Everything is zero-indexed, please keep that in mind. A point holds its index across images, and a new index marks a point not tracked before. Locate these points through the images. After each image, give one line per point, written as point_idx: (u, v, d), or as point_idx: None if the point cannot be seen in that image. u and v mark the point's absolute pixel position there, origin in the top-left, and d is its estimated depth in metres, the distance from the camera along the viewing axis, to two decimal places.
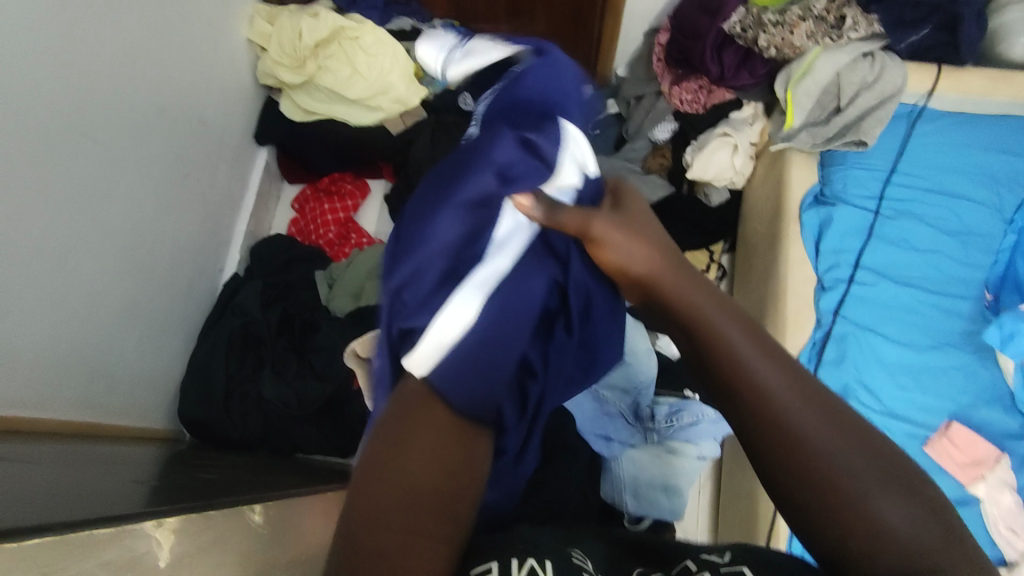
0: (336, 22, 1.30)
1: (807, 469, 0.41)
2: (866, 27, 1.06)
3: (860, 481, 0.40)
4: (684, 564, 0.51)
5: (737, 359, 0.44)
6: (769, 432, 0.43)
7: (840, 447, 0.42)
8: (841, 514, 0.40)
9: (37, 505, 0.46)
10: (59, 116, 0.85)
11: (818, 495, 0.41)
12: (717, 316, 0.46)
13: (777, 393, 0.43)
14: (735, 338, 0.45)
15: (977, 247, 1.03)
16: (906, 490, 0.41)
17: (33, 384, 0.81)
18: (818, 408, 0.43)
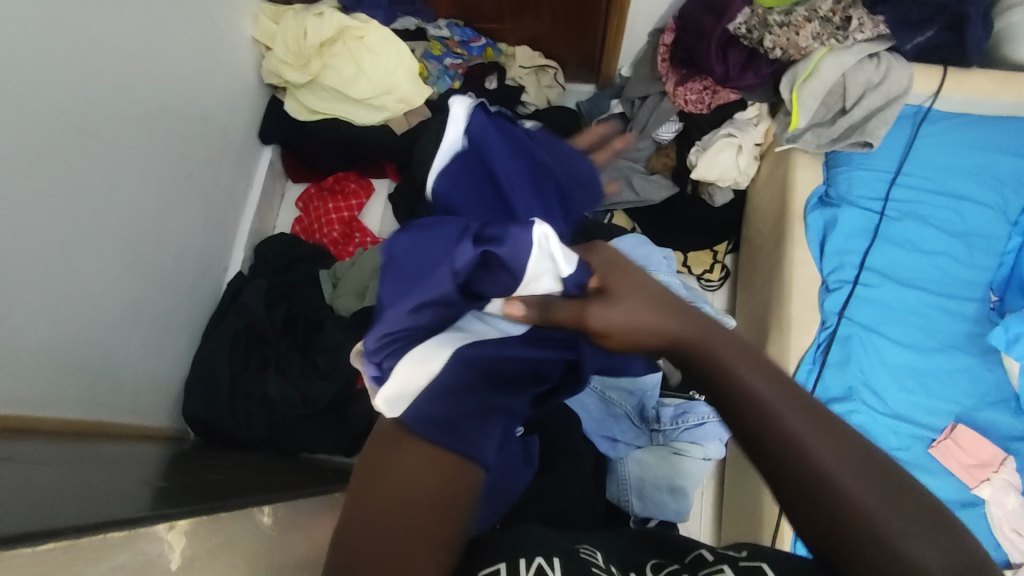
0: (340, 22, 1.28)
1: (823, 495, 0.46)
2: (872, 28, 1.05)
3: (882, 522, 0.44)
4: (700, 554, 0.52)
5: (762, 402, 0.48)
6: (799, 469, 0.46)
7: (867, 496, 0.45)
8: (856, 543, 0.45)
9: (47, 509, 0.46)
10: (62, 116, 0.84)
11: (841, 525, 0.45)
12: (753, 374, 0.49)
13: (806, 435, 0.47)
14: (763, 389, 0.48)
15: (983, 248, 1.03)
16: (928, 527, 0.45)
17: (37, 384, 0.82)
18: (839, 445, 0.47)
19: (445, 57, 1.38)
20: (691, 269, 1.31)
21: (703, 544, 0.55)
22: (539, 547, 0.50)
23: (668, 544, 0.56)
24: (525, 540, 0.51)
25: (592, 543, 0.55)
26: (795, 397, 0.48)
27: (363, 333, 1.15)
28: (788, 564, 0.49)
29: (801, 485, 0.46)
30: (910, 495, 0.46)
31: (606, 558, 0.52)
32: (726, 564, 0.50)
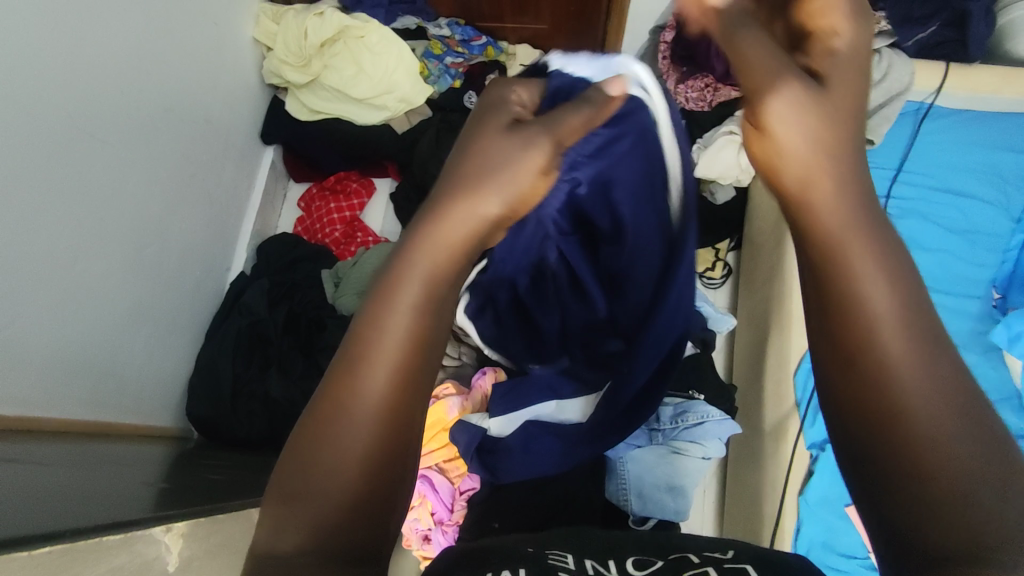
0: (340, 22, 1.30)
1: (931, 456, 0.34)
2: (874, 24, 1.05)
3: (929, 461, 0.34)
4: (684, 556, 0.51)
5: (882, 336, 0.37)
6: (902, 425, 0.35)
7: (988, 467, 0.34)
8: (943, 533, 0.33)
9: (47, 510, 0.47)
10: (66, 120, 0.85)
11: (916, 485, 0.34)
12: (887, 303, 0.38)
13: (912, 368, 0.36)
14: (886, 314, 0.38)
15: (986, 246, 1.02)
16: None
17: (42, 386, 0.82)
18: (968, 407, 0.35)
19: (446, 56, 1.38)
20: None
21: (687, 544, 0.54)
22: (505, 561, 0.48)
23: (647, 541, 0.56)
24: (504, 554, 0.50)
25: (560, 546, 0.54)
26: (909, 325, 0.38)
27: None
28: (768, 565, 0.48)
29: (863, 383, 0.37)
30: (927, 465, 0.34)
31: (577, 558, 0.51)
32: (711, 565, 0.48)
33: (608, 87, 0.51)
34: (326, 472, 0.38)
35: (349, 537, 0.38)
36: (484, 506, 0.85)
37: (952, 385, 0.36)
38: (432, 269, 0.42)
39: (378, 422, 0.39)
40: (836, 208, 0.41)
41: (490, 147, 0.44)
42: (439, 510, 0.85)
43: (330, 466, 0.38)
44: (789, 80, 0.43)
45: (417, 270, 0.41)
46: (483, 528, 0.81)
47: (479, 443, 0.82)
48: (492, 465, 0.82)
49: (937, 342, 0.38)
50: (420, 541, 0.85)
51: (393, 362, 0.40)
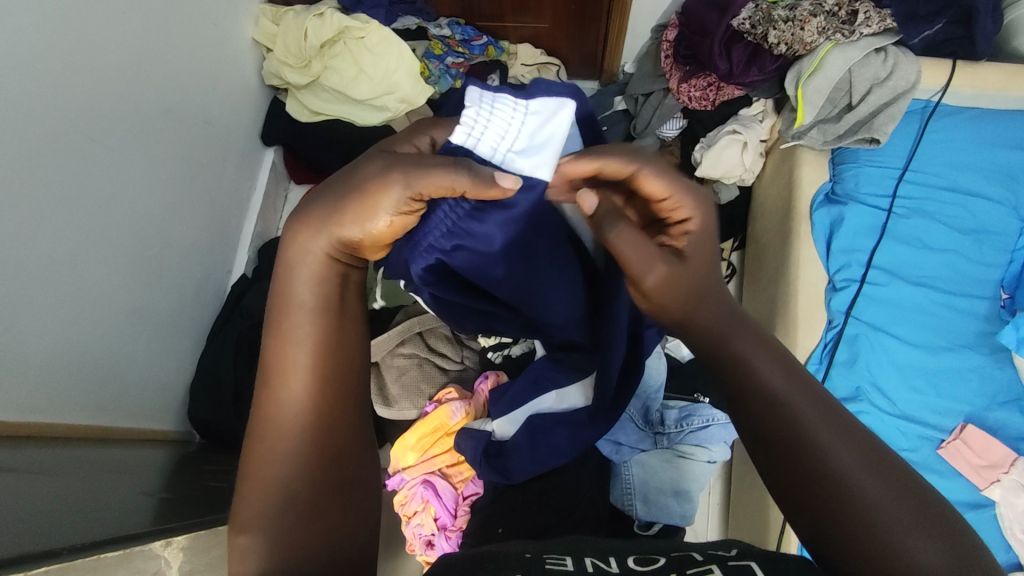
0: (340, 23, 1.28)
1: (837, 482, 0.42)
2: (879, 22, 1.03)
3: (841, 470, 0.43)
4: (688, 554, 0.50)
5: (773, 394, 0.46)
6: (807, 467, 0.44)
7: (880, 481, 0.42)
8: (864, 557, 0.41)
9: (47, 523, 0.47)
10: (65, 123, 0.84)
11: (831, 496, 0.42)
12: (762, 361, 0.48)
13: (805, 413, 0.45)
14: (777, 382, 0.47)
15: (993, 245, 1.01)
16: (936, 526, 0.41)
17: (41, 392, 0.81)
18: (844, 431, 0.45)
19: (447, 56, 1.37)
20: None
21: (687, 547, 0.54)
22: (507, 566, 0.48)
23: (646, 545, 0.55)
24: (506, 560, 0.49)
25: (559, 550, 0.54)
26: (786, 367, 0.48)
27: None
28: (775, 563, 0.48)
29: (768, 423, 0.46)
30: (833, 479, 0.43)
31: (575, 560, 0.51)
32: (714, 564, 0.48)
33: (497, 179, 0.46)
34: (281, 476, 0.47)
35: (332, 535, 0.48)
36: (485, 512, 0.83)
37: (824, 402, 0.46)
38: (317, 274, 0.48)
39: (304, 419, 0.48)
40: (697, 313, 0.50)
41: (350, 176, 0.46)
42: (443, 516, 0.85)
43: (278, 467, 0.48)
44: (661, 258, 0.49)
45: (303, 276, 0.48)
46: (487, 534, 0.80)
47: (484, 449, 0.81)
48: (502, 468, 0.79)
49: (802, 377, 0.48)
50: (423, 546, 0.85)
51: (304, 366, 0.48)
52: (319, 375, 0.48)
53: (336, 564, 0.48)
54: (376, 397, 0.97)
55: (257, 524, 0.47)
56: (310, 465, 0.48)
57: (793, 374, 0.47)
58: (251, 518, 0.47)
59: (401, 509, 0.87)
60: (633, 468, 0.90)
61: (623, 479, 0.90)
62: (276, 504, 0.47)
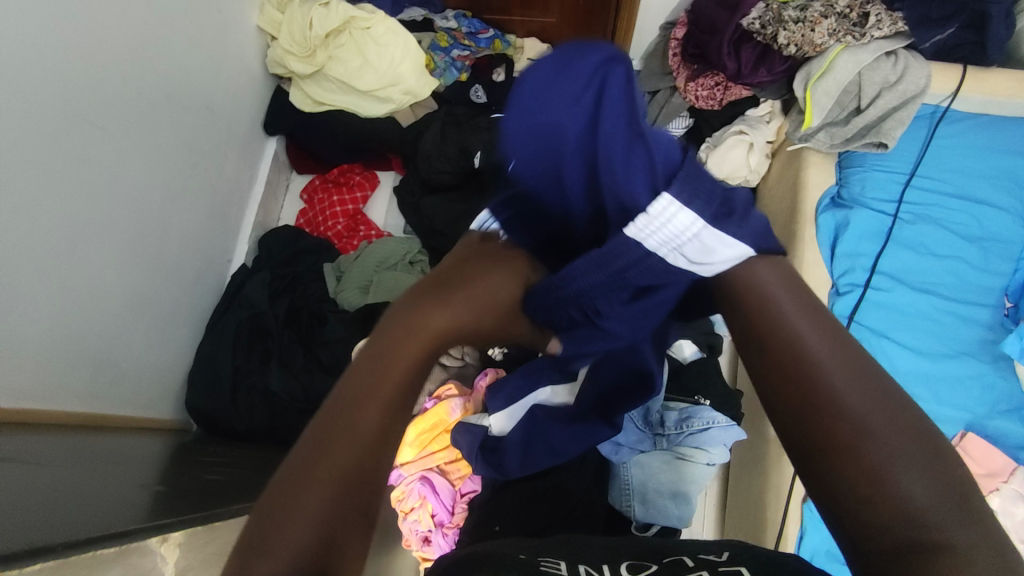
0: (346, 12, 1.28)
1: (823, 398, 0.34)
2: (890, 25, 1.02)
3: (847, 398, 0.33)
4: (681, 559, 0.50)
5: (769, 308, 0.38)
6: (799, 394, 0.35)
7: (880, 407, 0.33)
8: (856, 491, 0.31)
9: (39, 518, 0.46)
10: (65, 109, 0.83)
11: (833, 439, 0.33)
12: (776, 291, 0.39)
13: (809, 336, 0.36)
14: (785, 303, 0.38)
15: (999, 253, 1.00)
16: (936, 461, 0.31)
17: (37, 379, 0.81)
18: (849, 361, 0.35)
19: (453, 49, 1.36)
20: None
21: (683, 549, 0.53)
22: (500, 567, 0.48)
23: (639, 547, 0.54)
24: (498, 563, 0.48)
25: (555, 552, 0.53)
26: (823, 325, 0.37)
27: (366, 330, 1.15)
28: (766, 565, 0.47)
29: (770, 363, 0.37)
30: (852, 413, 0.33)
31: (570, 563, 0.50)
32: (706, 570, 0.48)
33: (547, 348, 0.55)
34: (319, 536, 0.32)
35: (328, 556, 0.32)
36: (485, 508, 0.82)
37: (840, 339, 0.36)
38: (425, 352, 0.39)
39: (361, 452, 0.34)
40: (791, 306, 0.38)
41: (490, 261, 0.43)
42: (440, 513, 0.84)
43: (308, 513, 0.32)
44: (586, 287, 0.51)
45: (426, 331, 0.38)
46: (484, 532, 0.78)
47: (481, 442, 0.80)
48: (498, 464, 0.78)
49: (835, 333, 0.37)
50: (420, 543, 0.84)
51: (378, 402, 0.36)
52: (396, 397, 0.37)
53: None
54: None
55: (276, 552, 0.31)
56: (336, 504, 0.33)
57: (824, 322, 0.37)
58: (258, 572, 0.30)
59: (398, 504, 0.84)
60: (634, 469, 0.90)
61: (625, 476, 0.90)
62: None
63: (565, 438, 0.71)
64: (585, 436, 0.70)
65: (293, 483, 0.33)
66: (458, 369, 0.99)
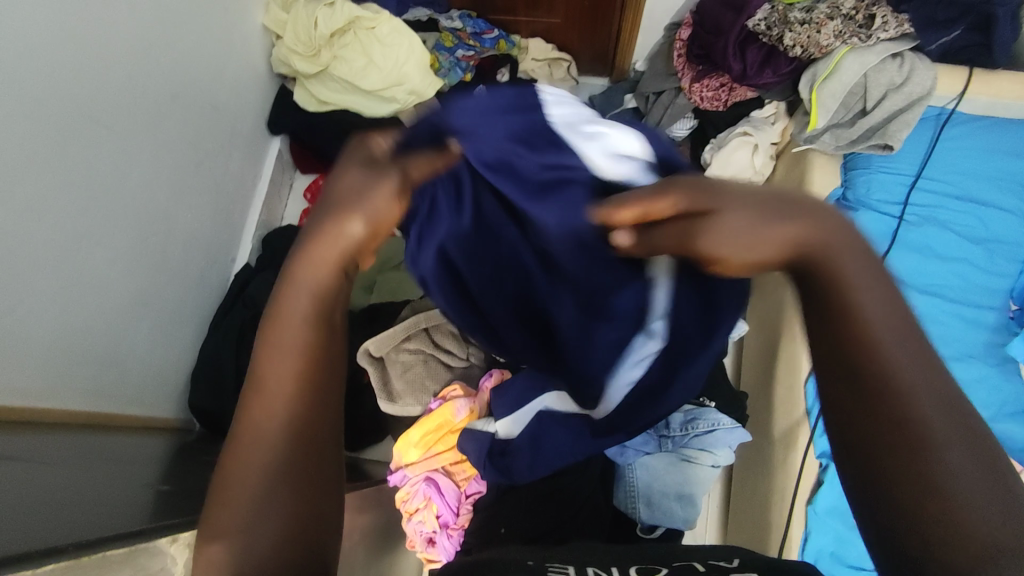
0: (351, 12, 1.28)
1: (895, 406, 0.37)
2: (896, 27, 1.02)
3: (924, 413, 0.36)
4: (690, 565, 0.50)
5: (856, 305, 0.39)
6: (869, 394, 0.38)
7: (954, 426, 0.36)
8: (901, 490, 0.37)
9: (48, 517, 0.47)
10: (71, 108, 0.83)
11: (900, 443, 0.37)
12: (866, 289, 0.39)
13: (888, 339, 0.38)
14: (866, 302, 0.39)
15: (1004, 255, 1.00)
16: (993, 475, 0.36)
17: (42, 377, 0.81)
18: (929, 368, 0.38)
19: (457, 49, 1.35)
20: None
21: (690, 555, 0.53)
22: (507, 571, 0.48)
23: (645, 552, 0.54)
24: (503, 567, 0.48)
25: (563, 556, 0.53)
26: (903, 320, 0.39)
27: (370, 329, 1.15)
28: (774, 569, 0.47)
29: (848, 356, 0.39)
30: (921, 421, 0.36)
31: (579, 568, 0.51)
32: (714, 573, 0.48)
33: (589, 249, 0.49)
34: (266, 480, 0.43)
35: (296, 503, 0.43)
36: (491, 510, 0.84)
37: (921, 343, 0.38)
38: (317, 296, 0.45)
39: (289, 411, 0.44)
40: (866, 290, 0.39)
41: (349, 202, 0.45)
42: (445, 513, 0.82)
43: (261, 463, 0.43)
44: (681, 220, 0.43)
45: (314, 281, 0.45)
46: (490, 533, 0.81)
47: (489, 448, 0.81)
48: (506, 468, 0.79)
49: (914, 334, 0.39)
50: (424, 543, 0.81)
51: (290, 372, 0.44)
52: (307, 359, 0.44)
53: (293, 526, 0.43)
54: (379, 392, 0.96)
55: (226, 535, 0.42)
56: (282, 458, 0.43)
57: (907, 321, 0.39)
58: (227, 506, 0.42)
59: (402, 505, 0.84)
60: (639, 472, 0.89)
61: (629, 479, 0.90)
62: (249, 507, 0.42)
63: (572, 439, 0.74)
64: (589, 441, 0.72)
65: (243, 440, 0.43)
66: (463, 370, 0.99)
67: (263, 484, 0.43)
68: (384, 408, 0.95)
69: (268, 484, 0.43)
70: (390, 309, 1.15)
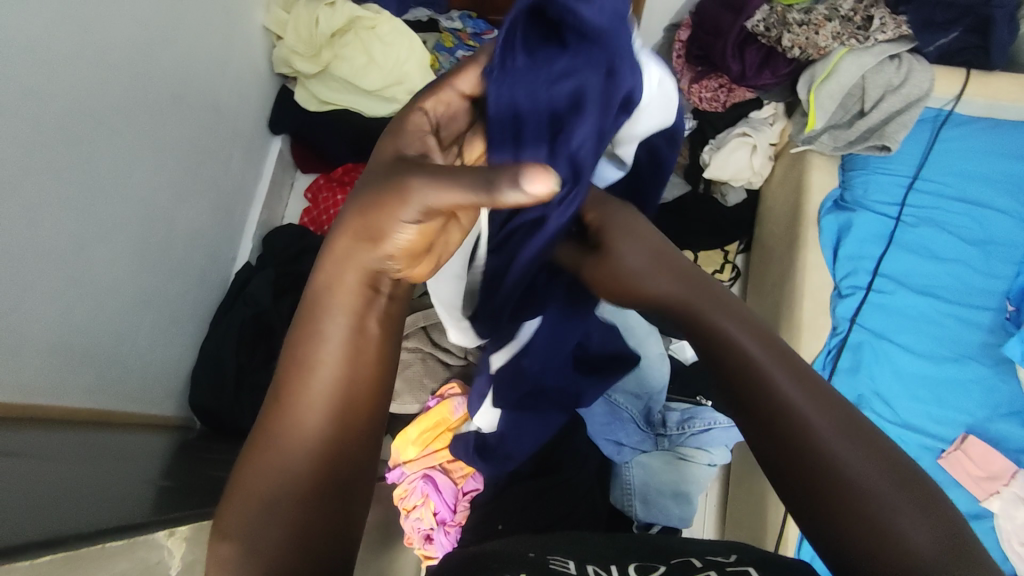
0: (352, 12, 1.29)
1: (799, 448, 0.41)
2: (895, 29, 1.03)
3: (825, 449, 0.40)
4: (688, 560, 0.50)
5: (727, 341, 0.45)
6: (777, 431, 0.42)
7: (853, 458, 0.40)
8: (839, 527, 0.39)
9: (49, 511, 0.47)
10: (73, 106, 0.84)
11: (809, 481, 0.40)
12: (722, 320, 0.46)
13: (781, 380, 0.43)
14: (733, 331, 0.46)
15: (1000, 257, 1.00)
16: (915, 499, 0.39)
17: (44, 374, 0.81)
18: (820, 401, 0.42)
19: (457, 49, 1.37)
20: None
21: (689, 550, 0.53)
22: (507, 565, 0.48)
23: (643, 546, 0.54)
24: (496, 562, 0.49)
25: (562, 551, 0.53)
26: (781, 357, 0.45)
27: None
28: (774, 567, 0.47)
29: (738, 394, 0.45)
30: (827, 459, 0.40)
31: (578, 563, 0.50)
32: (712, 570, 0.48)
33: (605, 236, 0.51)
34: (289, 509, 0.42)
35: (313, 531, 0.42)
36: (488, 508, 0.84)
37: (796, 376, 0.44)
38: (357, 300, 0.43)
39: (320, 434, 0.43)
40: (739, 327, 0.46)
41: (389, 184, 0.41)
42: (443, 511, 0.83)
43: (278, 482, 0.42)
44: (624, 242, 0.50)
45: (350, 281, 0.43)
46: (487, 530, 0.80)
47: (475, 447, 0.82)
48: (502, 460, 0.81)
49: (794, 367, 0.44)
50: (421, 541, 0.83)
51: (326, 389, 0.43)
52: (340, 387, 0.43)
53: (312, 557, 0.42)
54: None
55: (236, 536, 0.41)
56: (306, 490, 0.42)
57: (782, 356, 0.45)
58: (238, 533, 0.41)
59: (400, 502, 0.84)
60: (634, 470, 0.90)
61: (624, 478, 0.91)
62: (276, 538, 0.41)
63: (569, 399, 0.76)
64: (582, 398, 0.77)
65: (260, 465, 0.42)
66: (462, 368, 0.99)
67: (285, 505, 0.42)
68: (383, 406, 0.97)
69: (291, 506, 0.42)
70: None
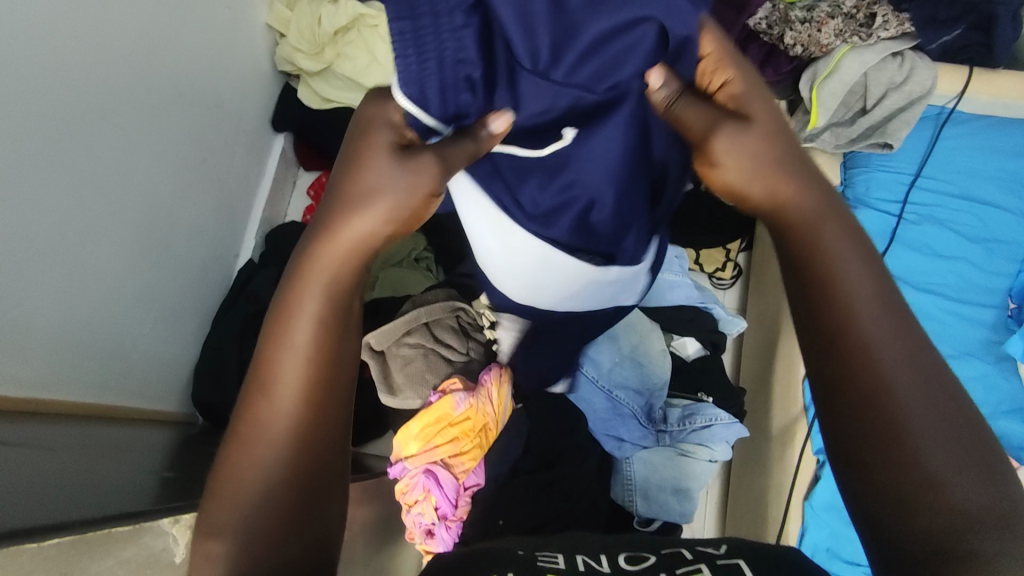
0: (355, 10, 1.29)
1: (883, 404, 0.44)
2: (897, 26, 1.03)
3: (905, 413, 0.43)
4: (678, 551, 0.51)
5: (850, 293, 0.47)
6: (855, 389, 0.45)
7: (933, 424, 0.43)
8: (901, 485, 0.42)
9: (54, 499, 0.48)
10: (77, 103, 0.84)
11: (881, 435, 0.44)
12: (847, 260, 0.48)
13: (870, 327, 0.46)
14: (849, 273, 0.47)
15: (1004, 255, 1.00)
16: (977, 461, 0.42)
17: (47, 370, 0.82)
18: (914, 359, 0.45)
19: None
20: (702, 266, 1.26)
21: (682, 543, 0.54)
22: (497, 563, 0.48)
23: (637, 541, 0.55)
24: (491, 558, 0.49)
25: (549, 546, 0.54)
26: (891, 309, 0.46)
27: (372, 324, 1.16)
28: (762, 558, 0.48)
29: (835, 345, 0.47)
30: (900, 410, 0.43)
31: (567, 558, 0.51)
32: (703, 562, 0.48)
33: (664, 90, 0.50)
34: (272, 486, 0.46)
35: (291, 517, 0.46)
36: (489, 502, 0.83)
37: (904, 334, 0.45)
38: (323, 290, 0.47)
39: (297, 415, 0.46)
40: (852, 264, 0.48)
41: (351, 187, 0.49)
42: (443, 505, 0.79)
43: (263, 467, 0.46)
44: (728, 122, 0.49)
45: (320, 278, 0.47)
46: (488, 526, 0.81)
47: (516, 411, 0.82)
48: None
49: (901, 317, 0.46)
50: (422, 535, 0.80)
51: (300, 374, 0.46)
52: (317, 365, 0.47)
53: (296, 524, 0.47)
54: (380, 385, 0.96)
55: (229, 531, 0.45)
56: (285, 472, 0.46)
57: (893, 307, 0.46)
58: (225, 518, 0.45)
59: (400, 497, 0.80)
60: (636, 465, 0.92)
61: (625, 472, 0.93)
62: (258, 512, 0.46)
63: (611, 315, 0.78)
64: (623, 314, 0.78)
65: (244, 446, 0.46)
66: (463, 364, 1.00)
67: (276, 483, 0.46)
68: (385, 400, 0.96)
69: (279, 483, 0.46)
70: (392, 304, 1.16)
